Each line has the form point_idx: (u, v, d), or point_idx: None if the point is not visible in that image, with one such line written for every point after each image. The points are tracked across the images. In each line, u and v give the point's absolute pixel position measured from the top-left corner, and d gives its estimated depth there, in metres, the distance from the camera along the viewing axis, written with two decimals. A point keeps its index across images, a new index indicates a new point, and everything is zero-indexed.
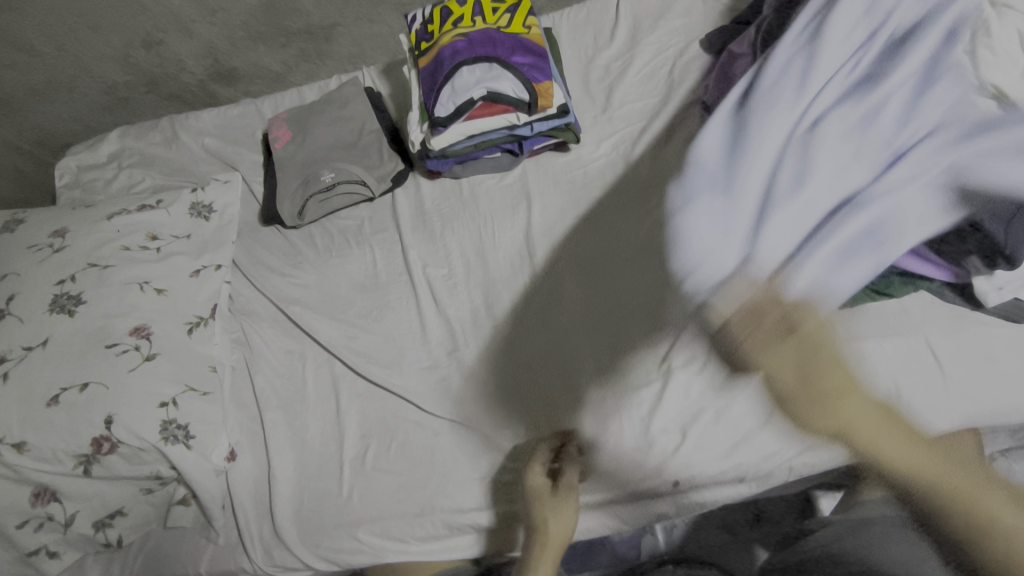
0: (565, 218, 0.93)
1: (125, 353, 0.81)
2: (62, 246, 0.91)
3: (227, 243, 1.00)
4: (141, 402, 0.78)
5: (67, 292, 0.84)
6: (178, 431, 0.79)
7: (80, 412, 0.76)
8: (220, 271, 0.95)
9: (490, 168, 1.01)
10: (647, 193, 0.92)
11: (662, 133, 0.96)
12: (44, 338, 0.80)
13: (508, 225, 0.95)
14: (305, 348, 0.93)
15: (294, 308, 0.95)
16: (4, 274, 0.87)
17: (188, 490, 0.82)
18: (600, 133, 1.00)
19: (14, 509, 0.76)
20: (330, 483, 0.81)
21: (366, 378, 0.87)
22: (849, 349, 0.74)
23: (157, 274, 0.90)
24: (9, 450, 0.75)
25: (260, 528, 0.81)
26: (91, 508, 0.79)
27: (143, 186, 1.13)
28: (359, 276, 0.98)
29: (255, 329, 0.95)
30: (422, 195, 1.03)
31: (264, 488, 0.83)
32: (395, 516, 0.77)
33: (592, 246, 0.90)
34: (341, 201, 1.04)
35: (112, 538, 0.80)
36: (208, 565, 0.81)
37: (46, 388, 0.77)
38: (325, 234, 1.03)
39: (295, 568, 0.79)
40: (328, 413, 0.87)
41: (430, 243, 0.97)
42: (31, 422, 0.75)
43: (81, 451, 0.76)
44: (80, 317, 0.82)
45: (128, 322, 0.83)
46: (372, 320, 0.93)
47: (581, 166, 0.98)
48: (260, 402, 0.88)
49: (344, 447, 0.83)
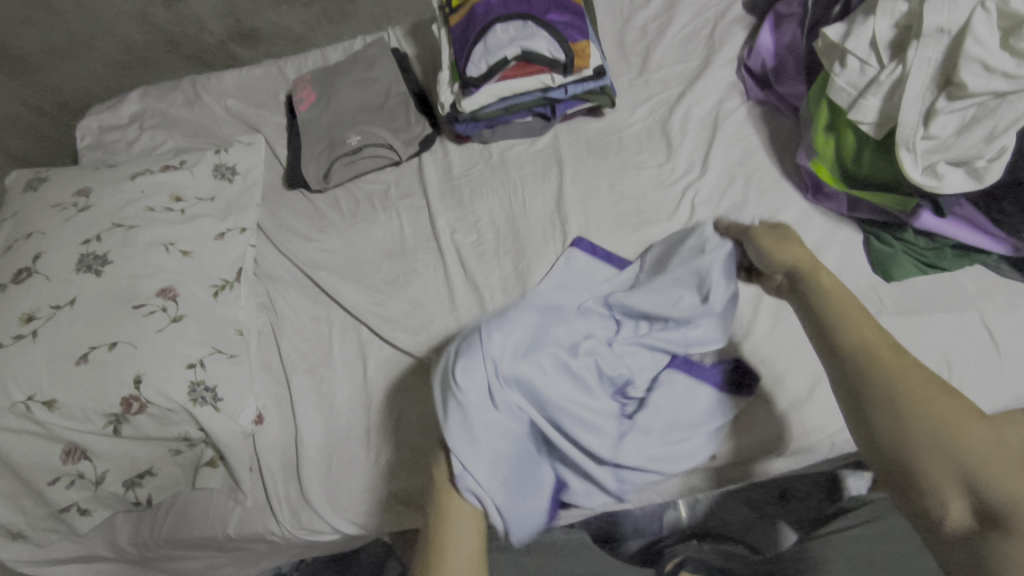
0: (599, 185, 0.90)
1: (151, 314, 0.80)
2: (86, 205, 0.89)
3: (251, 206, 0.98)
4: (170, 362, 0.78)
5: (93, 252, 0.83)
6: (206, 393, 0.78)
7: (108, 370, 0.75)
8: (245, 234, 0.94)
9: (520, 132, 0.98)
10: (685, 159, 0.89)
11: (702, 98, 0.93)
12: (70, 297, 0.79)
13: (540, 191, 0.93)
14: (331, 314, 0.91)
15: (320, 273, 0.93)
16: (29, 233, 0.86)
17: (215, 452, 0.82)
18: (636, 98, 0.97)
19: (46, 466, 0.77)
20: (358, 448, 0.80)
21: (394, 345, 0.86)
22: (899, 325, 0.71)
23: (182, 236, 0.89)
24: (38, 408, 0.74)
25: (288, 491, 0.81)
26: (121, 467, 0.79)
27: (166, 148, 1.12)
28: (385, 242, 0.96)
29: (280, 293, 0.93)
30: (450, 160, 1.00)
31: (292, 452, 0.83)
32: (424, 482, 0.77)
33: (627, 213, 0.87)
34: (366, 164, 1.02)
35: (141, 497, 0.81)
36: (236, 526, 0.81)
37: (75, 346, 0.76)
38: (351, 199, 1.01)
39: (323, 531, 0.79)
40: (355, 379, 0.86)
41: (459, 208, 0.95)
42: (60, 380, 0.75)
43: (111, 410, 0.76)
44: (107, 276, 0.81)
45: (154, 283, 0.82)
46: (397, 285, 0.91)
47: (615, 131, 0.95)
48: (286, 366, 0.87)
49: (371, 413, 0.82)
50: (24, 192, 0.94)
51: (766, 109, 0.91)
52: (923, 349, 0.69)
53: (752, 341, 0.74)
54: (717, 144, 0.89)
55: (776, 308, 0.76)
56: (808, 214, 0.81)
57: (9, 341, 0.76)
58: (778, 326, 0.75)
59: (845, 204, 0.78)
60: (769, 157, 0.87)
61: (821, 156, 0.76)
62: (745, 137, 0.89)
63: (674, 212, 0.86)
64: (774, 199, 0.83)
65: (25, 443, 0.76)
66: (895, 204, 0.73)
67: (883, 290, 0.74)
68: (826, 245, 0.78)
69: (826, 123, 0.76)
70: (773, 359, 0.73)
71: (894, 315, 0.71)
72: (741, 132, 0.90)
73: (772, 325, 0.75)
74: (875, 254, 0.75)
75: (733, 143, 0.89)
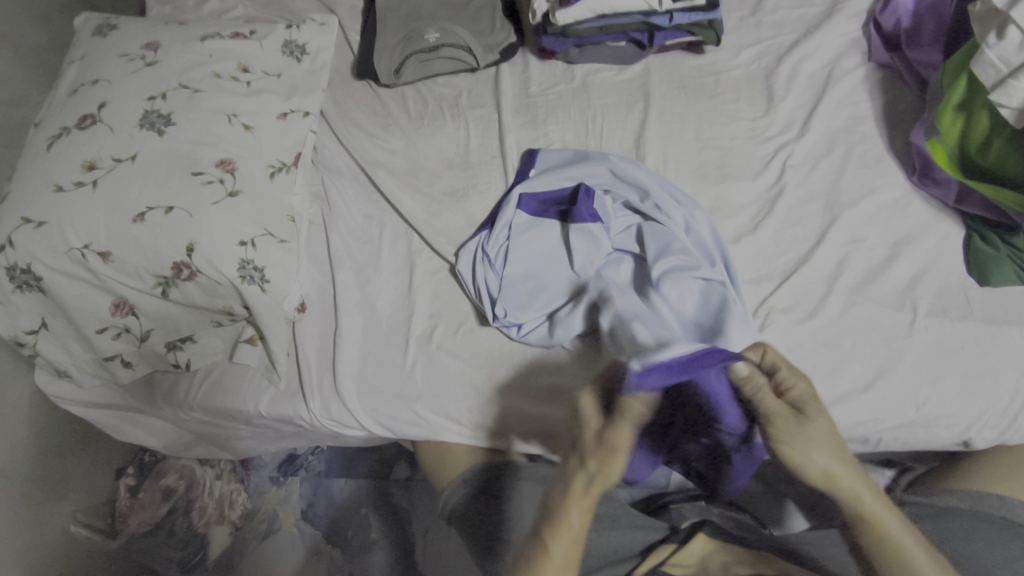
0: (684, 128, 0.87)
1: (209, 184, 0.78)
2: (154, 60, 0.86)
3: (318, 90, 0.95)
4: (224, 235, 0.76)
5: (158, 110, 0.81)
6: (254, 272, 0.78)
7: (163, 233, 0.75)
8: (308, 118, 0.91)
9: (610, 58, 0.94)
10: (784, 116, 0.87)
11: (816, 52, 0.90)
12: (132, 153, 0.78)
13: (621, 122, 0.90)
14: (383, 216, 0.89)
15: (378, 172, 0.91)
16: (95, 79, 0.84)
17: (255, 331, 0.83)
18: (742, 40, 0.94)
19: (96, 314, 0.78)
20: (395, 353, 0.80)
21: (444, 259, 0.84)
22: (982, 332, 0.69)
23: (246, 109, 0.86)
24: (94, 257, 0.74)
25: (320, 381, 0.81)
26: (166, 329, 0.81)
27: (235, 15, 1.07)
28: (449, 151, 0.93)
29: (336, 186, 0.92)
30: (530, 75, 0.97)
31: (329, 345, 0.83)
32: (454, 398, 0.77)
33: (709, 162, 0.84)
34: (442, 65, 0.98)
35: (181, 360, 0.83)
36: (267, 405, 0.83)
37: (132, 203, 0.75)
38: (418, 98, 0.98)
39: (350, 426, 0.80)
40: (400, 285, 0.85)
41: (532, 129, 0.92)
42: (115, 234, 0.74)
43: (161, 273, 0.76)
44: (169, 138, 0.79)
45: (214, 153, 0.80)
46: (455, 196, 0.89)
47: (714, 71, 0.92)
48: (333, 260, 0.86)
49: (412, 322, 0.81)
50: (92, 36, 0.91)
51: (886, 74, 0.88)
52: (998, 361, 0.67)
53: (819, 320, 0.71)
54: (824, 105, 0.86)
55: (850, 292, 0.73)
56: (909, 197, 0.78)
57: (70, 186, 0.76)
58: (849, 308, 0.72)
59: (953, 193, 0.75)
60: (878, 127, 0.84)
61: (942, 136, 0.74)
62: (856, 102, 0.86)
63: (761, 170, 0.83)
64: (873, 175, 0.80)
65: (77, 289, 0.77)
66: (1012, 203, 0.70)
67: (974, 293, 0.71)
68: (920, 234, 0.76)
69: (962, 100, 0.73)
70: (836, 342, 0.70)
71: (978, 321, 0.70)
72: (853, 96, 0.87)
73: (843, 308, 0.72)
74: (973, 253, 0.73)
75: (841, 107, 0.86)
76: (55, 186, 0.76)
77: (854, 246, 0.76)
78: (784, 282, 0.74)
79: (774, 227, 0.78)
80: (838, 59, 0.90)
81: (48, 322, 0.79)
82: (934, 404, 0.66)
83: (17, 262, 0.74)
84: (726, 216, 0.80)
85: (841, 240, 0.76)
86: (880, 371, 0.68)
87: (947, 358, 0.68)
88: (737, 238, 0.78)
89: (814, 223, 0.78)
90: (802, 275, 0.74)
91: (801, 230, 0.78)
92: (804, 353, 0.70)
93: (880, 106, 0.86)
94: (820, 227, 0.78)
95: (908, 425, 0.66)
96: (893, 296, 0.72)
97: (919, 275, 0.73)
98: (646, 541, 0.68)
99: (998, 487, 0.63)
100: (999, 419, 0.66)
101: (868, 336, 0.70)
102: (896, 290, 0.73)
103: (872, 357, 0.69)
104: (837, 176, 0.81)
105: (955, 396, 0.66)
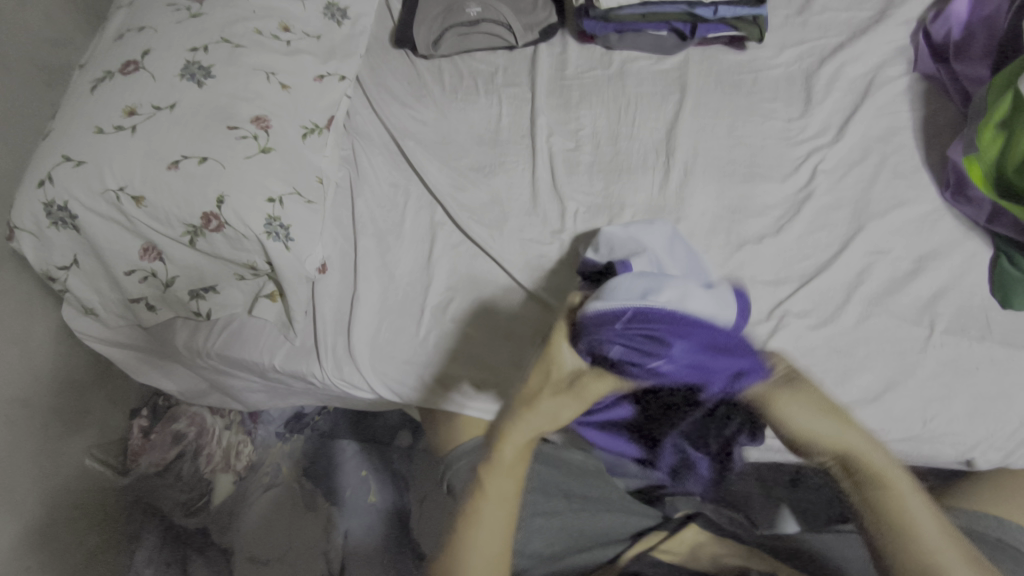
0: (718, 124, 0.87)
1: (243, 139, 0.79)
2: (199, 12, 0.87)
3: (354, 55, 0.96)
4: (254, 190, 0.78)
5: (199, 61, 0.82)
6: (280, 230, 0.79)
7: (195, 182, 0.76)
8: (344, 83, 0.92)
9: (649, 47, 0.94)
10: (820, 120, 0.86)
11: (860, 58, 0.89)
12: (172, 102, 0.79)
13: (654, 112, 0.89)
14: (409, 185, 0.90)
15: (409, 141, 0.92)
16: (141, 26, 0.85)
17: (276, 287, 0.85)
18: (786, 38, 0.93)
19: (126, 256, 0.80)
20: (410, 321, 0.81)
21: (465, 233, 0.85)
22: (998, 354, 0.68)
23: (284, 68, 0.87)
24: (128, 201, 0.76)
25: (335, 341, 0.83)
26: (189, 278, 0.83)
27: None
28: (480, 127, 0.93)
29: (365, 151, 0.92)
30: (568, 57, 0.97)
31: (346, 307, 0.84)
32: (464, 369, 0.78)
33: (739, 159, 0.84)
34: (480, 41, 0.98)
35: (203, 309, 0.85)
36: (282, 359, 0.85)
37: (168, 151, 0.76)
38: (454, 72, 0.98)
39: (360, 388, 0.82)
40: (420, 256, 0.85)
41: (564, 111, 0.92)
42: (150, 179, 0.76)
43: (190, 222, 0.77)
44: (207, 89, 0.80)
45: (250, 109, 0.81)
46: (482, 171, 0.90)
47: (754, 68, 0.91)
48: (357, 225, 0.87)
49: (429, 293, 0.82)
50: None
51: (931, 85, 0.86)
52: (1011, 384, 0.67)
53: (833, 327, 0.71)
54: (862, 113, 0.85)
55: (868, 302, 0.72)
56: (939, 212, 0.78)
57: (109, 129, 0.77)
58: (866, 318, 0.71)
59: (986, 212, 0.74)
60: (915, 140, 0.83)
61: (980, 153, 0.73)
62: (896, 112, 0.85)
63: (791, 173, 0.82)
64: (905, 187, 0.79)
65: (110, 230, 0.79)
66: None
67: (995, 314, 0.71)
68: (946, 250, 0.75)
69: (1003, 120, 0.71)
70: (848, 350, 0.70)
71: (997, 343, 0.69)
72: (892, 106, 0.85)
73: (859, 318, 0.72)
74: (999, 275, 0.72)
75: (880, 116, 0.85)
76: (95, 127, 0.77)
77: (878, 257, 0.75)
78: (802, 286, 0.74)
79: (799, 231, 0.78)
80: (882, 66, 0.88)
81: (80, 260, 0.82)
82: (942, 419, 0.66)
83: (54, 199, 0.76)
84: (751, 216, 0.80)
85: (866, 248, 0.76)
86: (890, 384, 0.68)
87: (960, 376, 0.68)
88: (759, 238, 0.78)
89: (840, 230, 0.78)
90: (821, 281, 0.74)
91: (825, 236, 0.78)
92: (814, 358, 0.70)
93: (921, 118, 0.84)
94: (844, 234, 0.77)
95: (912, 439, 0.66)
96: (912, 310, 0.72)
97: (941, 291, 0.73)
98: (638, 526, 0.69)
99: (997, 509, 0.63)
100: (1004, 442, 0.65)
101: (881, 348, 0.70)
102: (915, 305, 0.72)
103: (883, 368, 0.69)
104: (868, 184, 0.80)
105: (963, 415, 0.66)
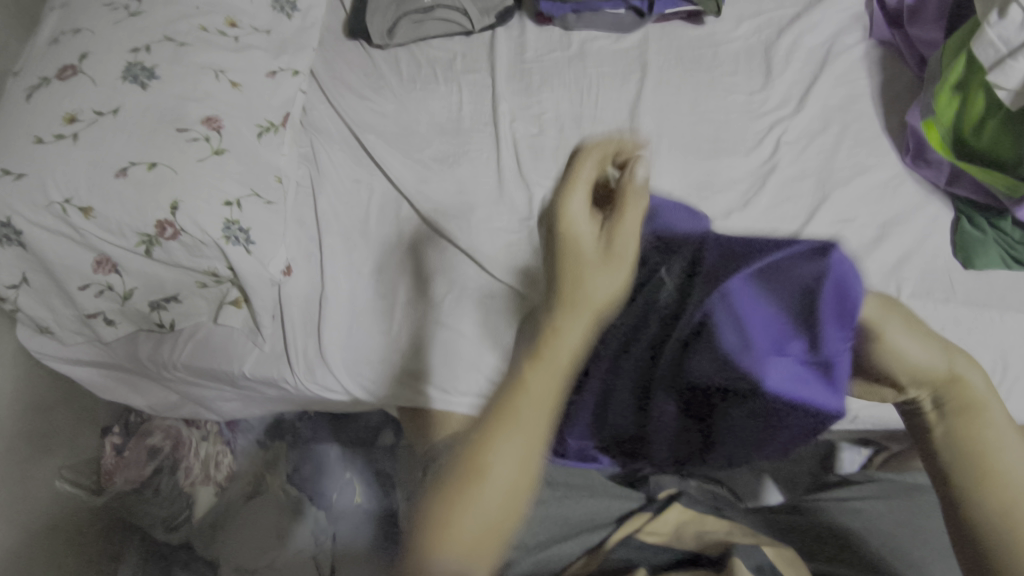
0: (680, 100, 0.86)
1: (195, 141, 0.76)
2: (138, 10, 0.83)
3: (308, 48, 0.93)
4: (208, 193, 0.75)
5: (141, 62, 0.78)
6: (239, 234, 0.76)
7: (146, 189, 0.72)
8: (297, 78, 0.89)
9: (606, 26, 0.94)
10: (781, 93, 0.86)
11: (815, 30, 0.90)
12: (114, 106, 0.75)
13: (617, 90, 0.89)
14: (372, 181, 0.88)
15: (369, 135, 0.89)
16: (77, 28, 0.81)
17: (241, 293, 0.82)
18: (743, 11, 0.93)
19: (78, 270, 0.77)
20: (380, 319, 0.80)
21: (432, 226, 0.83)
22: (963, 314, 0.70)
23: (232, 65, 0.84)
24: (75, 213, 0.72)
25: (305, 345, 0.81)
26: (149, 288, 0.80)
27: None
28: (441, 116, 0.92)
29: (324, 147, 0.90)
30: (527, 38, 0.96)
31: (314, 310, 0.82)
32: (439, 363, 0.76)
33: (704, 134, 0.84)
34: (435, 28, 0.97)
35: (165, 320, 0.82)
36: (252, 364, 0.83)
37: (115, 158, 0.73)
38: (413, 61, 0.97)
39: (334, 389, 0.81)
40: (387, 251, 0.83)
41: (525, 94, 0.91)
42: (97, 189, 0.72)
43: (144, 231, 0.73)
44: (153, 92, 0.77)
45: (200, 110, 0.78)
46: (446, 160, 0.88)
47: (712, 41, 0.92)
48: (320, 223, 0.85)
49: (398, 289, 0.80)
50: None
51: (886, 51, 0.88)
52: (980, 343, 0.68)
53: None
54: (821, 83, 0.85)
55: None
56: (900, 177, 0.79)
57: (49, 138, 0.73)
58: None
59: (944, 174, 0.76)
60: (872, 106, 0.84)
61: (937, 115, 0.76)
62: (853, 81, 0.86)
63: (755, 146, 0.82)
64: (865, 154, 0.80)
65: (58, 244, 0.75)
66: (1003, 185, 0.72)
67: (958, 276, 0.72)
68: (904, 215, 0.76)
69: (956, 82, 0.74)
70: None
71: (961, 303, 0.70)
72: (849, 75, 0.86)
73: None
74: (961, 238, 0.73)
75: (839, 84, 0.86)
76: (34, 137, 0.73)
77: (842, 224, 0.75)
78: None
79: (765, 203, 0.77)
80: (838, 35, 0.89)
81: (30, 277, 0.78)
82: None
83: None
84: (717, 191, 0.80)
85: (831, 217, 0.76)
86: None
87: None
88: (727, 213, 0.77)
89: (807, 199, 0.78)
90: None
91: (791, 208, 0.77)
92: None
93: (878, 85, 0.85)
94: (811, 202, 0.77)
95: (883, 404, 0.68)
96: (881, 276, 0.72)
97: (905, 256, 0.73)
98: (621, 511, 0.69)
99: None
100: None
101: None
102: (883, 270, 0.72)
103: None
104: (830, 153, 0.81)
105: None
